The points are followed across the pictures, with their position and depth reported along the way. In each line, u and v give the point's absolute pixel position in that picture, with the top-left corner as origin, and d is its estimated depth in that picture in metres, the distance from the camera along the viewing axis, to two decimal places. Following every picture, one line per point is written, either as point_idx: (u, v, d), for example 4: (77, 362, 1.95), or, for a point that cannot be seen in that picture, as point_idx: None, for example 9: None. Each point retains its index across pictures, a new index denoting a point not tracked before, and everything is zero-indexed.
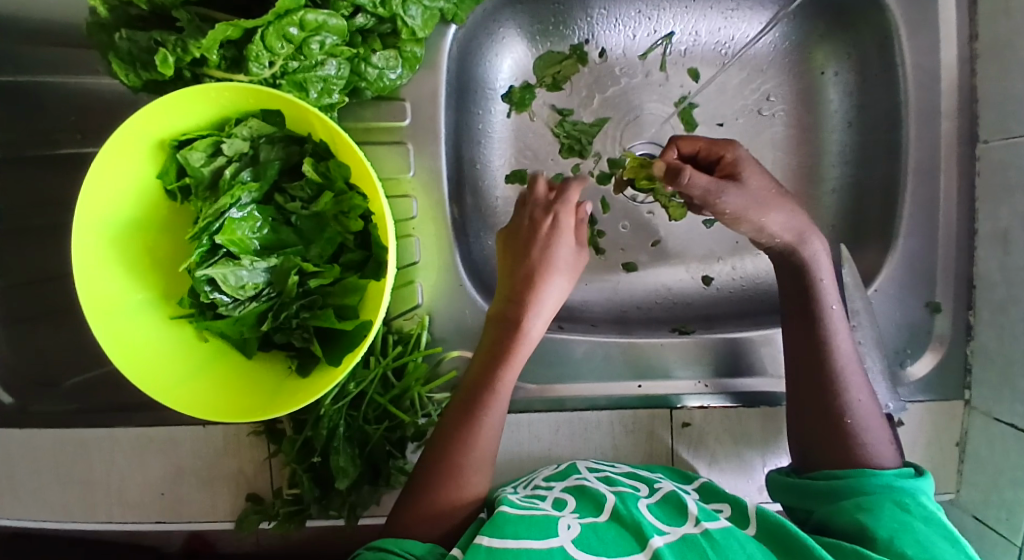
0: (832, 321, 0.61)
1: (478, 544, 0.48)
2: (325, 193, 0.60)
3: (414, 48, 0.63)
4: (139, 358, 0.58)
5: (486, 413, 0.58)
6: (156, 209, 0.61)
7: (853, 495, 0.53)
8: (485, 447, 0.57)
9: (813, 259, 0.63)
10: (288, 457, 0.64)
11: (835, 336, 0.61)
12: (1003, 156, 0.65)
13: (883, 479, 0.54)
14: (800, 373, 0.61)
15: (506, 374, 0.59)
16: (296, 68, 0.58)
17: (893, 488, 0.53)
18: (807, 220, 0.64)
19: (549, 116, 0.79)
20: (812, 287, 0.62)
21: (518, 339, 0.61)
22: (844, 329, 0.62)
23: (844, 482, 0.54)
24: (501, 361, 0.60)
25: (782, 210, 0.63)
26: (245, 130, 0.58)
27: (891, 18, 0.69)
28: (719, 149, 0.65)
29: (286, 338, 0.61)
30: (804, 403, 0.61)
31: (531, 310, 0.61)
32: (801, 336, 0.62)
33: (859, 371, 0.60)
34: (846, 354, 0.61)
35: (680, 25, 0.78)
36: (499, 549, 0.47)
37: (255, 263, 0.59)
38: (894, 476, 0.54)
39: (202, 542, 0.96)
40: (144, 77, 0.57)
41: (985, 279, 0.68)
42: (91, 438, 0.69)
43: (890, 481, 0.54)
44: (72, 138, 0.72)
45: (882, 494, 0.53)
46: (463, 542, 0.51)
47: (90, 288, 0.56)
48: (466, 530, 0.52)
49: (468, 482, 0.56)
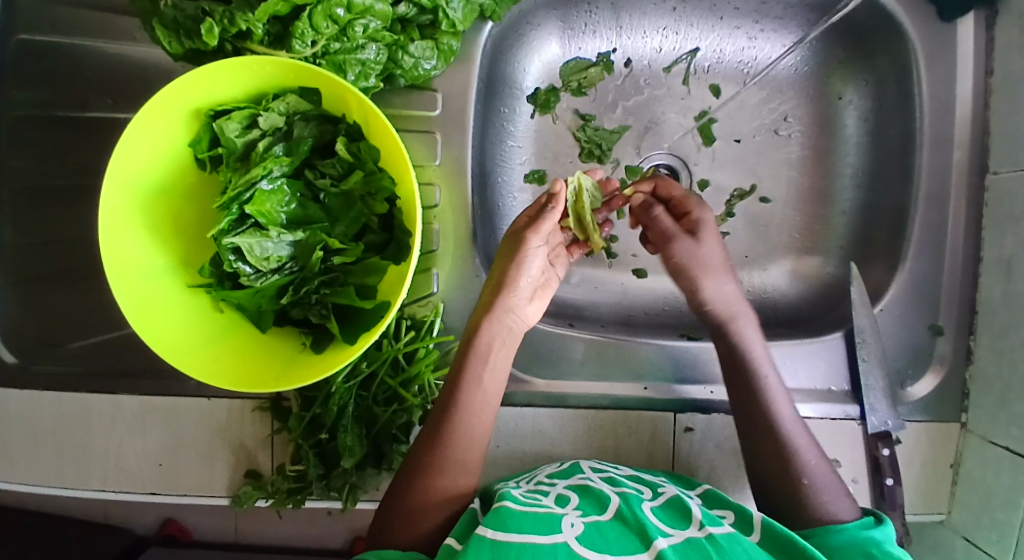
0: (769, 388, 0.63)
1: (481, 535, 0.48)
2: (355, 172, 0.60)
3: (450, 41, 0.65)
4: (155, 322, 0.58)
5: (460, 418, 0.58)
6: (184, 176, 0.61)
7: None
8: (464, 451, 0.58)
9: (740, 315, 0.67)
10: (294, 432, 0.64)
11: (776, 403, 0.62)
12: (1011, 187, 0.67)
13: (849, 533, 0.53)
14: (759, 435, 0.61)
15: (470, 377, 0.60)
16: (337, 49, 0.59)
17: (861, 541, 0.52)
18: (737, 295, 0.68)
19: (571, 119, 0.80)
20: (747, 350, 0.65)
21: (483, 343, 0.60)
22: (783, 395, 0.63)
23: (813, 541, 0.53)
24: (471, 364, 0.60)
25: (723, 281, 0.68)
26: (282, 104, 0.59)
27: (910, 49, 0.71)
28: (688, 205, 0.70)
29: (304, 313, 0.61)
30: (759, 457, 0.61)
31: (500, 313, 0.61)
32: (742, 399, 0.64)
33: (806, 433, 0.61)
34: (790, 421, 0.61)
35: (705, 42, 0.80)
36: (503, 542, 0.47)
37: (282, 235, 0.59)
38: (858, 526, 0.54)
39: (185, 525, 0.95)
40: (187, 45, 0.58)
41: (987, 304, 0.69)
42: (94, 402, 0.69)
43: (854, 534, 0.53)
44: (103, 102, 0.73)
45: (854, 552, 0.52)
46: (460, 533, 0.52)
47: (114, 249, 0.57)
48: (464, 522, 0.53)
49: (442, 484, 0.56)
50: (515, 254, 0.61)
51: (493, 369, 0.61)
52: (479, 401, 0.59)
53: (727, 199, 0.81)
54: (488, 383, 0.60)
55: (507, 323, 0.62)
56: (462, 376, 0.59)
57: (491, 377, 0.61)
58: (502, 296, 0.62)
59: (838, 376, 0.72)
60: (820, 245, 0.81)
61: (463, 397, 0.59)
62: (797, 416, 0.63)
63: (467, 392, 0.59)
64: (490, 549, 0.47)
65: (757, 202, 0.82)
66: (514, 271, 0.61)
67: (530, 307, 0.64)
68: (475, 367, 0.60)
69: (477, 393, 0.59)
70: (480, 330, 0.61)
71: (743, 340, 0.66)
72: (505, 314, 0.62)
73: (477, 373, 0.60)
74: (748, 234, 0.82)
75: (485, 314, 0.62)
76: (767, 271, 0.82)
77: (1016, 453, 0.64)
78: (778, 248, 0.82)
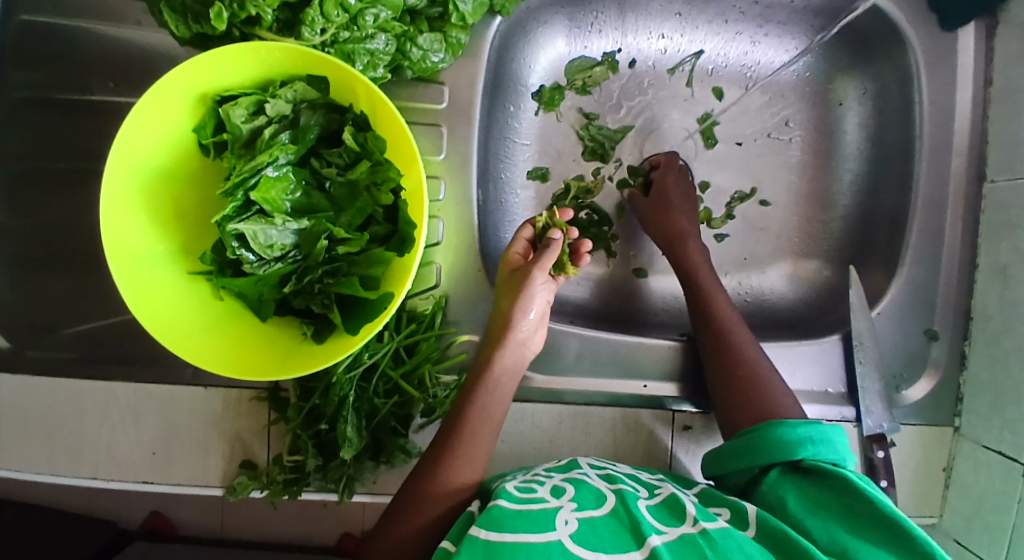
0: (739, 342, 0.66)
1: (474, 536, 0.47)
2: (362, 161, 0.60)
3: (459, 34, 0.65)
4: (155, 308, 0.58)
5: (460, 450, 0.57)
6: (187, 161, 0.61)
7: (763, 452, 0.56)
8: (461, 479, 0.56)
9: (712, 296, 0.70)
10: (294, 423, 0.64)
11: (744, 349, 0.66)
12: (1008, 196, 0.68)
13: (796, 435, 0.56)
14: (722, 363, 0.66)
15: (474, 413, 0.59)
16: (346, 38, 0.59)
17: (798, 443, 0.55)
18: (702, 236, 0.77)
19: (575, 118, 0.81)
20: (704, 298, 0.70)
21: (489, 377, 0.61)
22: (752, 345, 0.66)
23: (759, 438, 0.57)
24: (475, 396, 0.60)
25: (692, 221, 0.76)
26: (290, 92, 0.59)
27: (912, 57, 0.72)
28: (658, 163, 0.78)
29: (306, 302, 0.61)
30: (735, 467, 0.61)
31: (503, 352, 0.62)
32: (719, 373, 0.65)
33: (779, 385, 0.63)
34: (763, 369, 0.64)
35: (710, 44, 0.81)
36: (496, 543, 0.46)
37: (287, 223, 0.59)
38: (805, 428, 0.56)
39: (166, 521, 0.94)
40: (195, 29, 0.57)
41: (982, 310, 0.70)
42: (88, 388, 0.68)
43: (803, 436, 0.56)
44: (104, 86, 0.72)
45: (791, 452, 0.55)
46: (454, 535, 0.51)
47: (114, 231, 0.56)
48: (457, 523, 0.52)
49: (438, 497, 0.55)
50: (521, 288, 0.63)
51: (498, 399, 0.61)
52: (484, 429, 0.59)
53: (727, 201, 0.82)
54: (492, 412, 0.60)
55: (516, 355, 0.62)
56: (470, 406, 0.59)
57: (495, 406, 0.61)
58: (510, 330, 0.62)
59: (835, 379, 0.73)
60: (818, 250, 0.82)
61: (466, 426, 0.58)
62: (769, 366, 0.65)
63: (472, 422, 0.59)
64: (484, 551, 0.46)
65: (757, 204, 0.83)
66: (524, 305, 0.62)
67: (537, 333, 0.65)
68: (482, 398, 0.60)
69: (483, 423, 0.59)
70: (492, 365, 0.61)
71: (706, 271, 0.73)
72: (506, 352, 0.62)
73: (483, 405, 0.60)
74: (746, 237, 0.83)
75: (492, 352, 0.62)
76: (766, 273, 0.83)
77: (1009, 457, 0.66)
78: (777, 251, 0.83)
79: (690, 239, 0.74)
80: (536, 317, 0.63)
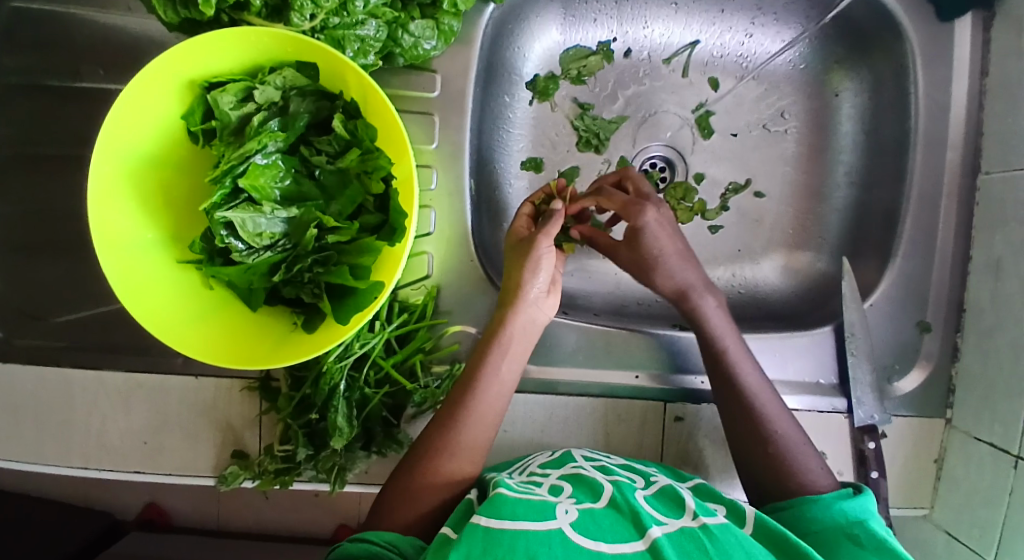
0: (732, 355, 0.64)
1: (475, 523, 0.47)
2: (352, 149, 0.59)
3: (451, 21, 0.63)
4: (143, 297, 0.57)
5: (472, 419, 0.58)
6: (177, 149, 0.60)
7: (795, 528, 0.53)
8: (470, 443, 0.57)
9: (733, 356, 0.64)
10: (284, 412, 0.64)
11: (757, 396, 0.63)
12: (1003, 188, 0.68)
13: (824, 506, 0.53)
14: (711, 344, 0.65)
15: (487, 378, 0.59)
16: (336, 24, 0.59)
17: (833, 520, 0.52)
18: (701, 277, 0.67)
19: (570, 108, 0.80)
20: (701, 322, 0.66)
21: (503, 339, 0.61)
22: (748, 363, 0.64)
23: (786, 514, 0.54)
24: (486, 359, 0.60)
25: (678, 267, 0.66)
26: (278, 78, 0.58)
27: (909, 46, 0.72)
28: (632, 204, 0.66)
29: (296, 292, 0.60)
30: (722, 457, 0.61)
31: (513, 315, 0.61)
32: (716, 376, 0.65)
33: (767, 391, 0.63)
34: (749, 373, 0.64)
35: (706, 35, 0.80)
36: (495, 530, 0.46)
37: (276, 211, 0.59)
38: (832, 498, 0.54)
39: (159, 514, 0.93)
40: (183, 14, 0.56)
41: (974, 303, 0.70)
42: (77, 377, 0.68)
43: (829, 505, 0.53)
44: (95, 72, 0.70)
45: (826, 526, 0.53)
46: (453, 522, 0.50)
47: (102, 220, 0.56)
48: (455, 511, 0.51)
49: (441, 470, 0.56)
50: (527, 255, 0.62)
51: (511, 359, 0.61)
52: (494, 392, 0.59)
53: (722, 193, 0.82)
54: (504, 373, 0.60)
55: (528, 320, 0.62)
56: (483, 368, 0.59)
57: (509, 367, 0.61)
58: (521, 292, 0.61)
59: (827, 370, 0.73)
60: (812, 241, 0.82)
61: (483, 389, 0.59)
62: (745, 352, 0.66)
63: (484, 382, 0.59)
64: (483, 539, 0.45)
65: (752, 196, 0.82)
66: (531, 269, 0.62)
67: (549, 300, 0.64)
68: (495, 358, 0.60)
69: (494, 383, 0.59)
70: (504, 326, 0.61)
71: (698, 311, 0.66)
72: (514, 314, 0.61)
73: (495, 364, 0.60)
74: (741, 229, 0.82)
75: (503, 313, 0.62)
76: (759, 265, 0.82)
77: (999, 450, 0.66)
78: (771, 243, 0.82)
79: (696, 296, 0.66)
80: (546, 281, 0.63)
